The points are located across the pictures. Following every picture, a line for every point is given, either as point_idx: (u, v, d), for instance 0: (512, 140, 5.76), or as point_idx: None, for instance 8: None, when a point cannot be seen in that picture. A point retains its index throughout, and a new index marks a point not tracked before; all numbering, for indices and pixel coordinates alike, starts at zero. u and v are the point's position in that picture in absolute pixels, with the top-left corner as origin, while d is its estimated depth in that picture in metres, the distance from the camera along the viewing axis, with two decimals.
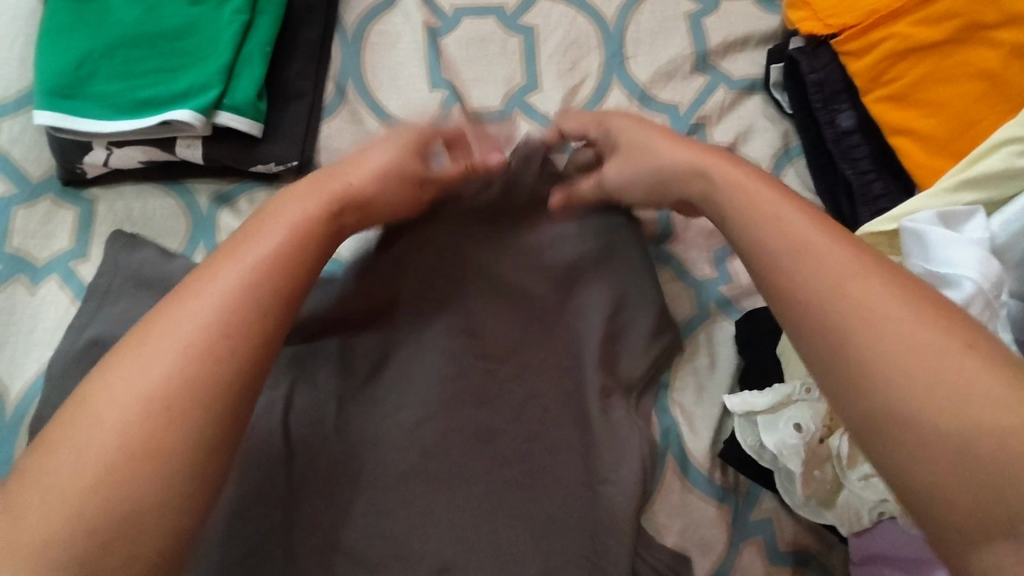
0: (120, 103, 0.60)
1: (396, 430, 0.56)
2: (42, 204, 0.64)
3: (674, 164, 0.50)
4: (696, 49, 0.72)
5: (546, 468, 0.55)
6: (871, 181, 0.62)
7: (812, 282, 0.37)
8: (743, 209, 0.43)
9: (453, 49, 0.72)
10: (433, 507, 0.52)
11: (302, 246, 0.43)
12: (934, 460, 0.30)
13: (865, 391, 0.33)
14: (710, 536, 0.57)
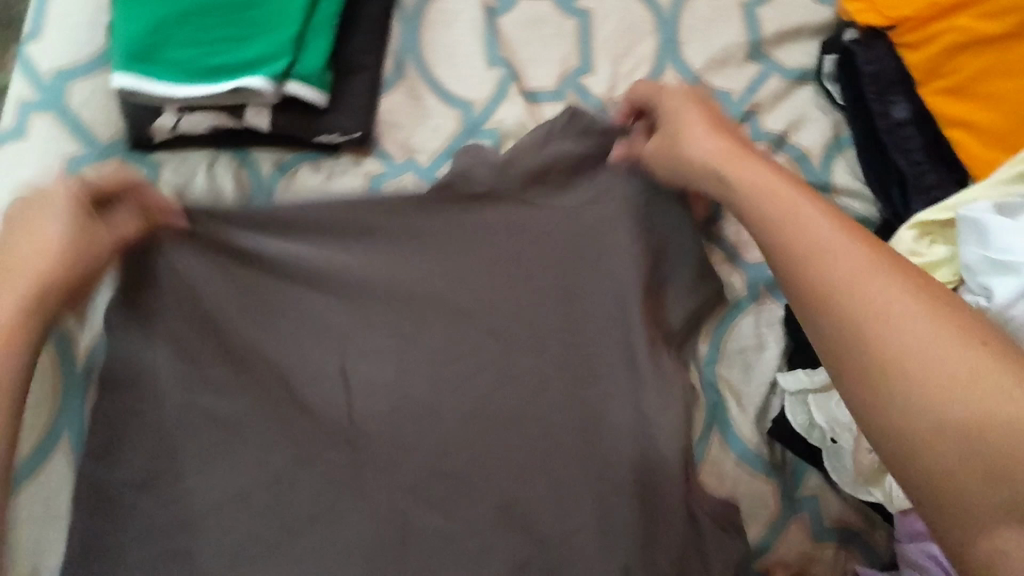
0: (193, 70, 0.61)
1: (456, 399, 0.58)
2: (110, 165, 0.65)
3: (692, 155, 0.53)
4: (750, 38, 0.73)
5: (597, 439, 0.57)
6: (924, 171, 0.63)
7: (832, 281, 0.38)
8: (739, 185, 0.48)
9: (511, 30, 0.73)
10: (487, 471, 0.55)
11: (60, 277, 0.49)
12: (939, 426, 0.32)
13: (887, 382, 0.34)
14: (757, 509, 0.59)
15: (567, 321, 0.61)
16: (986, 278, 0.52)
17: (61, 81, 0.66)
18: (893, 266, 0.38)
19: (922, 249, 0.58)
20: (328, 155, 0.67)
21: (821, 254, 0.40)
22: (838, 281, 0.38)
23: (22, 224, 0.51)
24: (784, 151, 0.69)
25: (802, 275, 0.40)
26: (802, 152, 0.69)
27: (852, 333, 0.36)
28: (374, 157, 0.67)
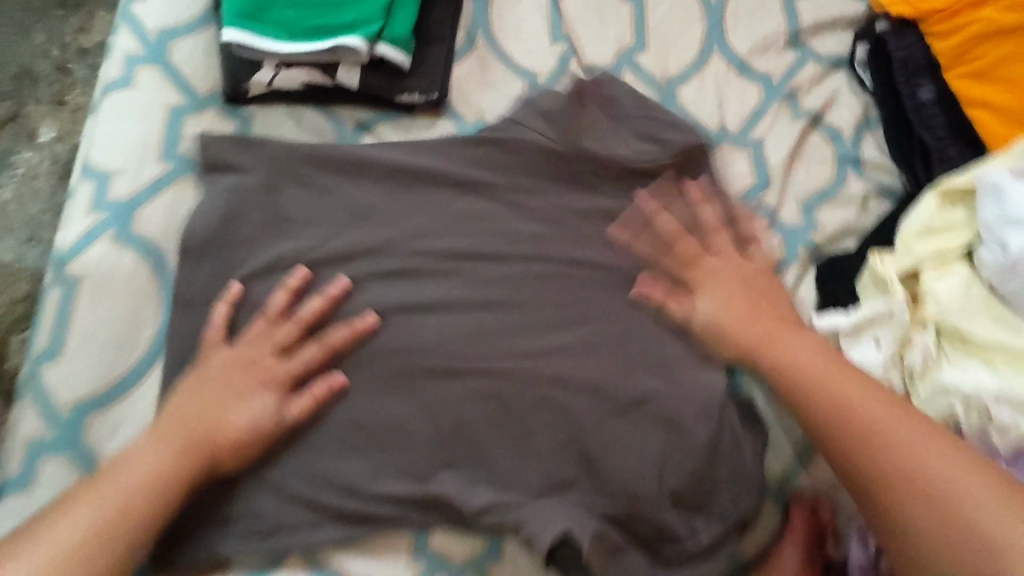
0: (294, 29, 0.68)
1: (532, 340, 0.66)
2: (207, 116, 0.71)
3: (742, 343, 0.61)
4: (790, 27, 0.79)
5: (649, 376, 0.65)
6: (947, 146, 0.70)
7: (878, 438, 0.54)
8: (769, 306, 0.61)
9: (571, 9, 0.79)
10: (560, 404, 0.64)
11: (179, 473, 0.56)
12: None
13: None
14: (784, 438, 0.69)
15: (625, 275, 0.68)
16: (1001, 233, 0.59)
17: (165, 38, 0.72)
18: (898, 441, 0.54)
19: (943, 214, 0.64)
20: (404, 115, 0.73)
21: (843, 403, 0.56)
22: (872, 440, 0.54)
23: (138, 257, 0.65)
24: (819, 130, 0.76)
25: (845, 446, 0.55)
26: (835, 131, 0.76)
27: (880, 479, 0.53)
28: (447, 119, 0.74)
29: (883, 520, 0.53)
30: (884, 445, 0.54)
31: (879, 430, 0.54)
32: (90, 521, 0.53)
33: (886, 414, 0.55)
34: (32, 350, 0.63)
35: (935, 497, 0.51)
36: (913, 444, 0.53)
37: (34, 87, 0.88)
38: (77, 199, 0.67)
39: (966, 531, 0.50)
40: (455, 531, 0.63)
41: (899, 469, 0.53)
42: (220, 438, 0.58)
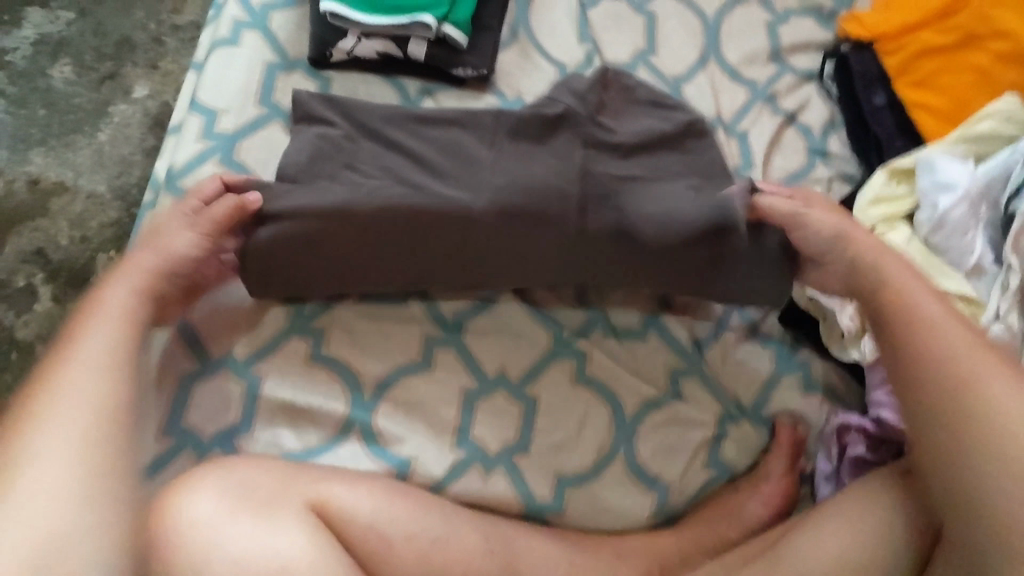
0: (377, 6, 0.84)
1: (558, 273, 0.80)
2: (295, 75, 0.86)
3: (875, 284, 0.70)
4: (772, 46, 0.98)
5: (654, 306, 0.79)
6: (895, 140, 0.87)
7: (928, 345, 0.64)
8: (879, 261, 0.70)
9: (597, 17, 0.97)
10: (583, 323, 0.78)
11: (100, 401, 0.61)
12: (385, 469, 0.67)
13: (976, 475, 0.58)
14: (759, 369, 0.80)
15: (643, 218, 0.77)
16: (934, 195, 0.76)
17: (267, 11, 0.88)
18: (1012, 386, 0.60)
19: (891, 187, 0.80)
20: (457, 87, 0.89)
21: (902, 295, 0.68)
22: (931, 351, 0.64)
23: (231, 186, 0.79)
24: (794, 126, 0.93)
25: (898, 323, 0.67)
26: (807, 127, 0.93)
27: (919, 359, 0.64)
28: (492, 94, 0.89)
29: (922, 417, 0.62)
30: (937, 341, 0.64)
31: (935, 341, 0.64)
32: (71, 426, 0.58)
33: (951, 327, 0.64)
34: (147, 247, 0.76)
35: (969, 425, 0.60)
36: (967, 356, 0.62)
37: (132, 53, 1.02)
38: (188, 130, 0.81)
39: (991, 439, 0.58)
40: (492, 422, 0.74)
41: (933, 371, 0.63)
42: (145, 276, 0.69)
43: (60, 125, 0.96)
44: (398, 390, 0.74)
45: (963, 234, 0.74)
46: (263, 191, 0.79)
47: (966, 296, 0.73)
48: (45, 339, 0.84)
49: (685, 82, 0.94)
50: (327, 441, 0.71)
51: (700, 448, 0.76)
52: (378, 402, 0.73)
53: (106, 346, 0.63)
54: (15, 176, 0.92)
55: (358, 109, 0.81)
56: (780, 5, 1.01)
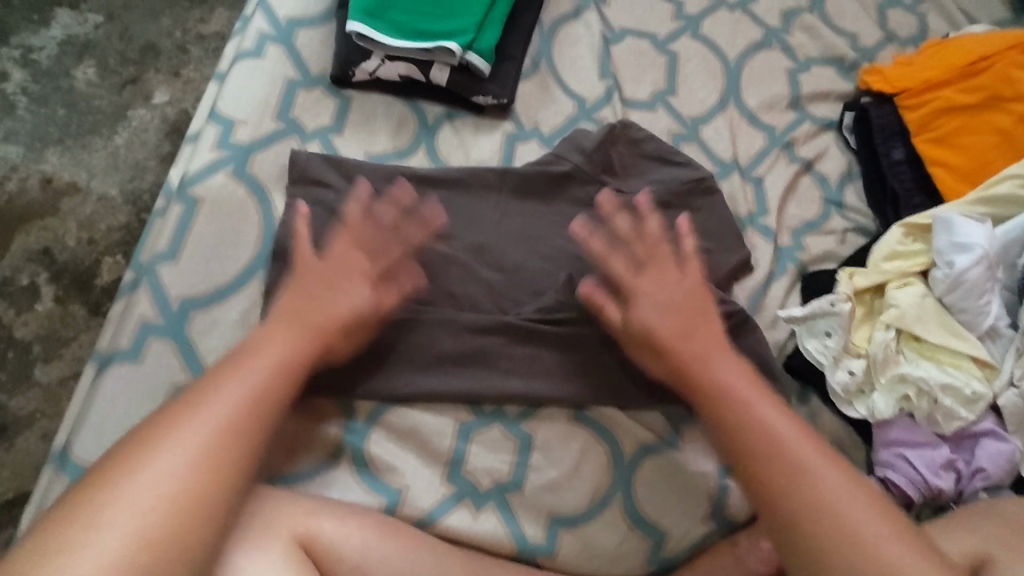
0: (403, 29, 0.84)
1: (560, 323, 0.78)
2: (316, 92, 0.86)
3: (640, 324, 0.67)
4: (792, 93, 0.98)
5: None
6: (912, 195, 0.87)
7: (799, 469, 0.58)
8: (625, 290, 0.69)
9: (619, 54, 0.97)
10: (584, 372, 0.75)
11: (253, 428, 0.57)
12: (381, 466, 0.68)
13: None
14: None
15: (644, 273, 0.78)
16: (952, 254, 0.74)
17: (293, 27, 0.89)
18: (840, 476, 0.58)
19: (906, 243, 0.79)
20: (476, 114, 0.89)
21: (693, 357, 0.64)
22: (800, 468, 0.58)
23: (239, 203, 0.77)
24: (810, 174, 0.92)
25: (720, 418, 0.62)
26: (824, 176, 0.92)
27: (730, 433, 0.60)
28: (510, 122, 0.89)
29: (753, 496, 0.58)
30: (824, 482, 0.57)
31: (801, 459, 0.58)
32: (184, 474, 0.52)
33: (804, 442, 0.59)
34: (150, 252, 0.74)
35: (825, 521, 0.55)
36: (828, 477, 0.57)
37: (156, 59, 1.03)
38: (204, 137, 0.81)
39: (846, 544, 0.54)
40: (487, 452, 0.71)
41: (808, 492, 0.57)
42: (325, 326, 0.65)
43: (77, 126, 0.96)
44: (392, 418, 0.71)
45: (979, 295, 0.73)
46: (271, 203, 0.78)
47: (979, 359, 0.72)
48: (43, 339, 0.83)
49: (703, 124, 0.94)
50: (318, 466, 0.68)
51: (704, 500, 0.73)
52: (368, 427, 0.70)
53: (246, 399, 0.57)
54: (30, 174, 0.92)
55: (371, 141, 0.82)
56: (802, 54, 1.02)
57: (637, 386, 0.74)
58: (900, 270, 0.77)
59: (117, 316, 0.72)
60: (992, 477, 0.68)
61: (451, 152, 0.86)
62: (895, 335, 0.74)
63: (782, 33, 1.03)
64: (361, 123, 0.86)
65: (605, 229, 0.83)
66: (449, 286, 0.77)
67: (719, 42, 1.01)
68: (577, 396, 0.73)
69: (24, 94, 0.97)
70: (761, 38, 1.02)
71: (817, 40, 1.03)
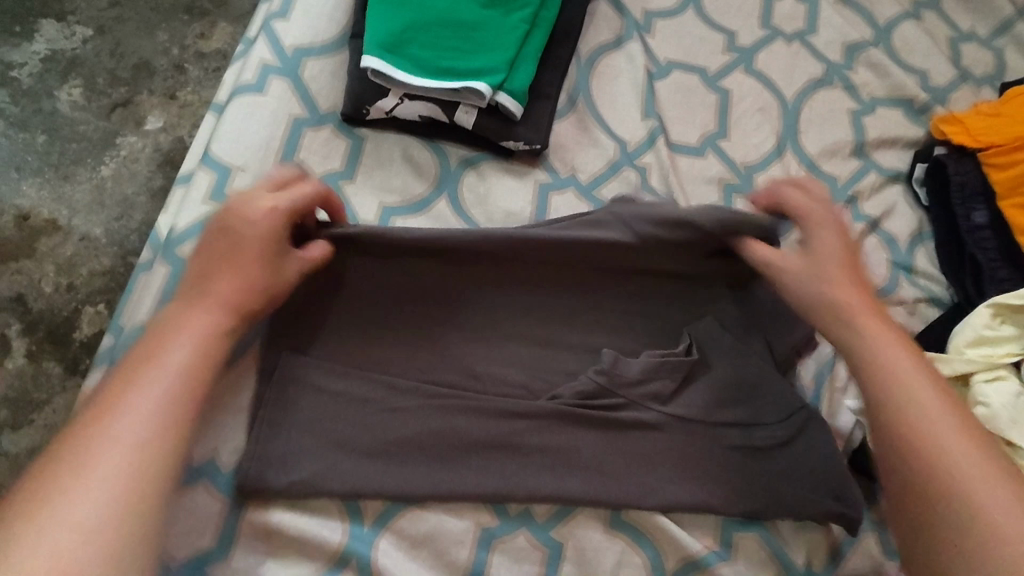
0: (426, 66, 0.74)
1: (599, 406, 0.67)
2: (324, 131, 0.76)
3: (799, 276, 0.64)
4: (856, 139, 0.88)
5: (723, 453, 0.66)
6: (997, 267, 0.76)
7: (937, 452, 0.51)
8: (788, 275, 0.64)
9: (665, 90, 0.87)
10: (631, 470, 0.65)
11: (193, 370, 0.51)
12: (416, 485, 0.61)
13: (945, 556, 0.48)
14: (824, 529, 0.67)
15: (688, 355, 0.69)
16: None
17: (301, 55, 0.79)
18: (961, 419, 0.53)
19: (995, 326, 0.69)
20: (504, 159, 0.79)
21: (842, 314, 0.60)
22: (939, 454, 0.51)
23: None
24: (877, 233, 0.82)
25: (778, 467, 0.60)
26: (892, 237, 0.82)
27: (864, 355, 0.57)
28: (542, 169, 0.79)
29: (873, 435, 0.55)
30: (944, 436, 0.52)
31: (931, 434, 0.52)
32: (138, 442, 0.46)
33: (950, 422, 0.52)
34: (130, 319, 0.65)
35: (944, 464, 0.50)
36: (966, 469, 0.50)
37: (149, 79, 0.93)
38: (197, 184, 0.71)
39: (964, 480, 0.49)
40: (514, 562, 0.62)
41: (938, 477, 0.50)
42: (238, 282, 0.56)
43: (60, 153, 0.87)
44: (403, 521, 0.61)
45: None
46: None
47: None
48: (9, 403, 0.74)
49: (758, 171, 0.84)
50: None
51: None
52: (375, 532, 0.60)
53: (186, 357, 0.51)
54: (4, 208, 0.83)
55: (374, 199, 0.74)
56: (867, 94, 0.92)
57: (685, 487, 0.64)
58: (989, 360, 0.67)
59: (91, 392, 0.63)
60: None
61: (474, 203, 0.77)
62: None
63: (844, 69, 0.93)
64: (375, 169, 0.76)
65: (648, 296, 0.73)
66: (471, 364, 0.68)
67: (775, 78, 0.91)
68: (612, 497, 0.63)
69: (2, 116, 0.88)
70: (821, 74, 0.92)
71: (883, 78, 0.93)
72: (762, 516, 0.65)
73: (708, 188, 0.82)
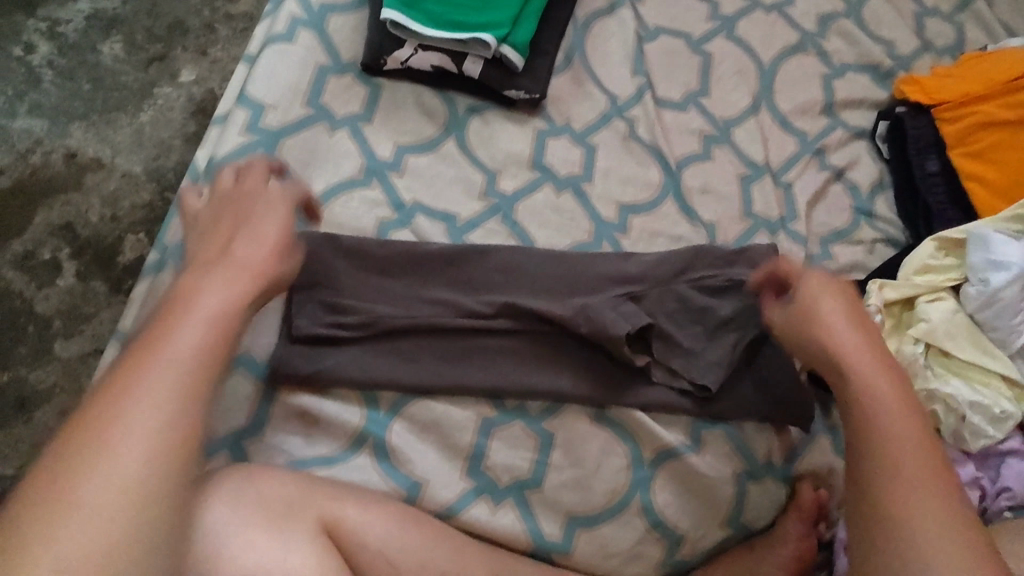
0: (438, 21, 0.83)
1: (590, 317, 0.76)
2: (346, 79, 0.85)
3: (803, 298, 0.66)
4: (825, 99, 0.97)
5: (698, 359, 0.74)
6: (945, 210, 0.86)
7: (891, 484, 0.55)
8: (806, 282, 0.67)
9: (653, 51, 0.96)
10: (618, 370, 0.73)
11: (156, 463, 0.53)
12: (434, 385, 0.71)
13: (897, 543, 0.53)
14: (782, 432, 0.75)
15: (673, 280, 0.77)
16: (987, 272, 0.73)
17: (325, 11, 0.88)
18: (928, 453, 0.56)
19: (939, 257, 0.78)
20: (506, 108, 0.88)
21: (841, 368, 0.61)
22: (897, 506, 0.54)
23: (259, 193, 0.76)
24: (841, 182, 0.91)
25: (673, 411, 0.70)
26: (855, 185, 0.91)
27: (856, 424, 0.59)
28: (541, 117, 0.88)
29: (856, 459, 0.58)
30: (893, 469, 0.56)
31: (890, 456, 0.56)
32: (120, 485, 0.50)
33: (910, 431, 0.57)
34: (176, 235, 0.74)
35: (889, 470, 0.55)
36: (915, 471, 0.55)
37: (183, 37, 1.02)
38: (233, 120, 0.80)
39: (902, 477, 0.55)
40: (510, 447, 0.71)
41: (892, 480, 0.55)
42: (209, 331, 0.60)
43: (103, 101, 0.95)
44: (413, 409, 0.70)
45: (1014, 313, 0.71)
46: (298, 191, 0.78)
47: (1010, 378, 0.71)
48: (64, 315, 0.83)
49: (736, 126, 0.93)
50: (335, 453, 0.68)
51: (724, 505, 0.72)
52: (390, 417, 0.70)
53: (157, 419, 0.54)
54: (54, 148, 0.91)
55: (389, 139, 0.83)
56: (837, 60, 1.01)
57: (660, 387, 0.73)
58: (932, 284, 0.75)
59: (142, 297, 0.72)
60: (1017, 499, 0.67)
61: (480, 145, 0.85)
62: (924, 350, 0.73)
63: (818, 37, 1.02)
64: (390, 113, 0.85)
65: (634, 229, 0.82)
66: (484, 276, 0.76)
67: (754, 44, 1.00)
68: (589, 396, 0.72)
69: (50, 67, 0.97)
70: (796, 42, 1.01)
71: (853, 46, 1.02)
72: (724, 416, 0.74)
73: (689, 139, 0.91)
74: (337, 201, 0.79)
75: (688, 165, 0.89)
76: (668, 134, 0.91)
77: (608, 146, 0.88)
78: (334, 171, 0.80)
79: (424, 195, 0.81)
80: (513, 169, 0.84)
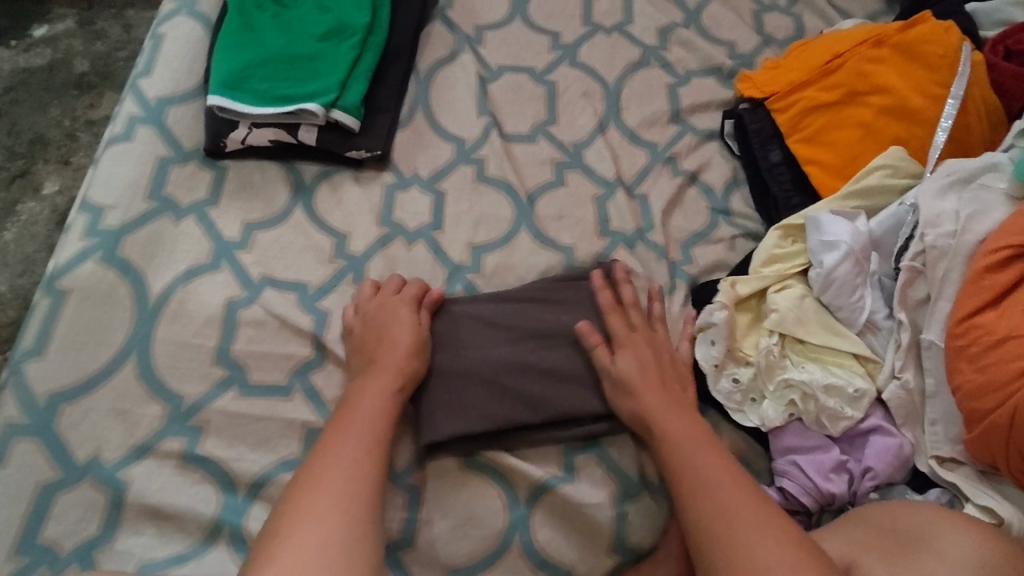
0: (265, 96, 0.85)
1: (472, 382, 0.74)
2: (190, 166, 0.86)
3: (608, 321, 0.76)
4: (672, 108, 0.99)
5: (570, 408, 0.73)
6: (791, 196, 0.88)
7: (724, 514, 0.60)
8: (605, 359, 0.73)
9: (496, 89, 0.98)
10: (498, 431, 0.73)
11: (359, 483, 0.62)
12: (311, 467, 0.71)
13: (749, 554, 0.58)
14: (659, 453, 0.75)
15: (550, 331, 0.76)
16: (821, 254, 0.74)
17: (162, 104, 0.89)
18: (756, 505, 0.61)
19: (784, 245, 0.79)
20: (354, 169, 0.89)
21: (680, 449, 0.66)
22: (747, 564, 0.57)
23: (99, 295, 0.76)
24: (695, 185, 0.92)
25: (674, 465, 0.65)
26: (708, 186, 0.92)
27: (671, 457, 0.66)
28: (389, 171, 0.90)
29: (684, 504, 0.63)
30: (717, 506, 0.61)
31: (735, 523, 0.60)
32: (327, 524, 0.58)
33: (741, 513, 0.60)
34: (18, 349, 0.73)
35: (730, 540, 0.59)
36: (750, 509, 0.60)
37: (44, 150, 1.03)
38: (73, 227, 0.81)
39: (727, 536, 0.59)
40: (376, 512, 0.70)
41: (708, 499, 0.62)
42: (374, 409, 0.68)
43: None
44: (271, 489, 0.69)
45: (852, 291, 0.72)
46: (144, 285, 0.77)
47: (861, 355, 0.71)
48: None
49: (586, 147, 0.95)
50: (189, 550, 0.66)
51: (605, 530, 0.71)
52: (248, 502, 0.69)
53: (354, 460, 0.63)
54: None
55: (233, 219, 0.84)
56: (681, 69, 1.03)
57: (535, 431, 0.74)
58: (777, 273, 0.76)
59: None
60: (881, 475, 0.67)
61: (330, 210, 0.86)
62: (779, 340, 0.73)
63: (660, 50, 1.05)
64: (236, 194, 0.86)
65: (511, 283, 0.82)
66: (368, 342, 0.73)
67: (597, 67, 1.02)
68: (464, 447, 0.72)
69: None
70: (639, 57, 1.04)
71: (694, 52, 1.05)
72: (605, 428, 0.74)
73: (541, 168, 0.92)
74: (180, 287, 0.78)
75: (540, 195, 0.90)
76: (517, 167, 0.92)
77: (458, 190, 0.89)
78: (176, 259, 0.80)
79: (277, 266, 0.82)
80: (364, 227, 0.85)
